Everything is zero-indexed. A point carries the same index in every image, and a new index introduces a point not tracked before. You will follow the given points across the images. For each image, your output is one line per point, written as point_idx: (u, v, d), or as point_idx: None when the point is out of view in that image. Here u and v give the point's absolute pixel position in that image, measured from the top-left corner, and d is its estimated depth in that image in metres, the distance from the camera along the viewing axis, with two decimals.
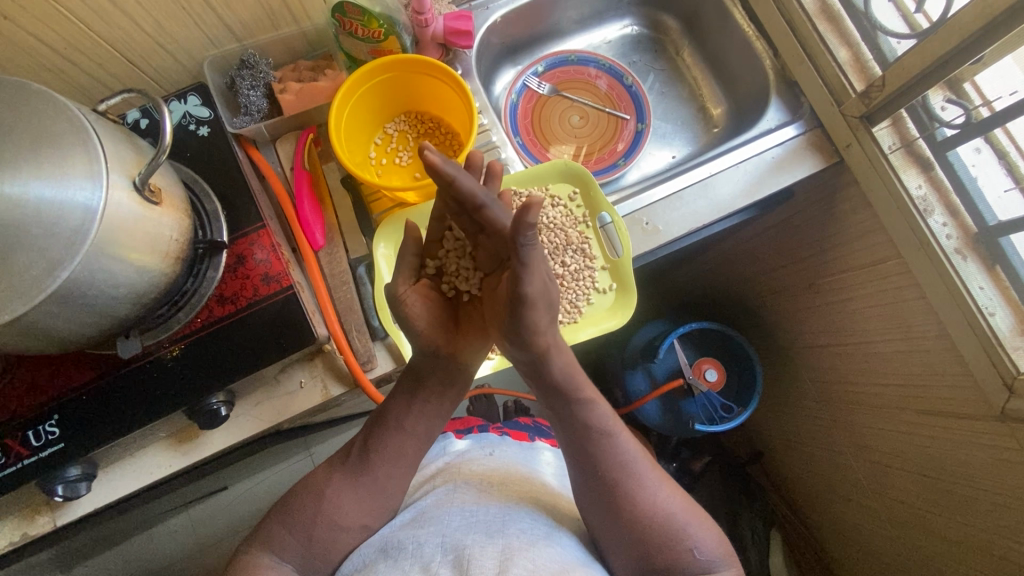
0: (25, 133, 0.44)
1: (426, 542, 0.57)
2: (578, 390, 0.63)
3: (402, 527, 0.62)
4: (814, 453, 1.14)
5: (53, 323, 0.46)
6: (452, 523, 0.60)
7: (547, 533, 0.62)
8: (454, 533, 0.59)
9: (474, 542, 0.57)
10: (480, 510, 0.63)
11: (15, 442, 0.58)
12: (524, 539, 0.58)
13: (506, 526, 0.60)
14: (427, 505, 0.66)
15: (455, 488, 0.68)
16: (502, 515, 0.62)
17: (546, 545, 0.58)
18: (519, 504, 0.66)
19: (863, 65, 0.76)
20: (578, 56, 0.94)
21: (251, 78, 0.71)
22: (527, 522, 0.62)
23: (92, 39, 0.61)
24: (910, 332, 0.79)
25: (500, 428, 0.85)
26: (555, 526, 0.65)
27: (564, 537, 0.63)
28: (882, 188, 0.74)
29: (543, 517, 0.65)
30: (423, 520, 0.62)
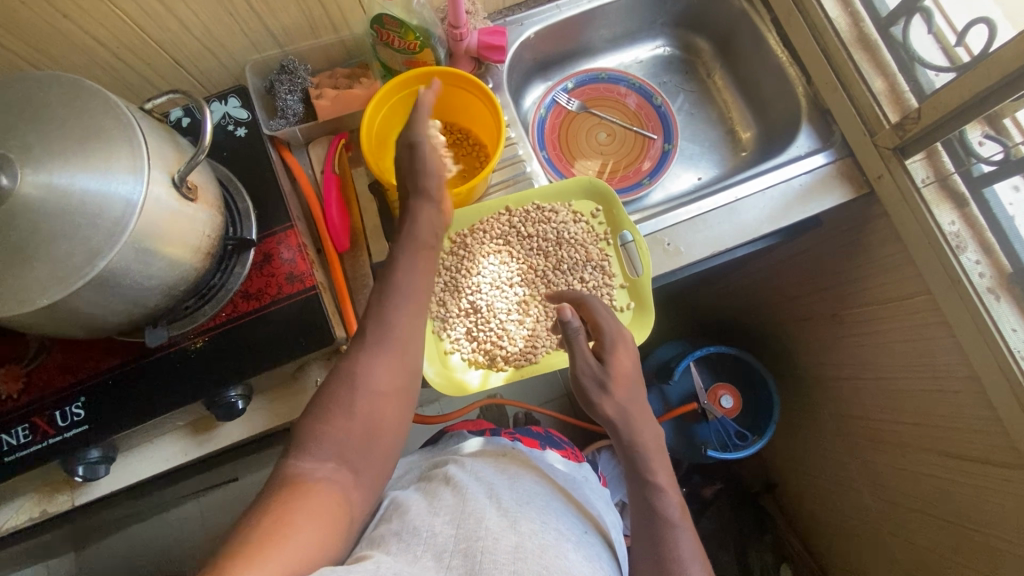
0: (76, 128, 0.46)
1: (439, 532, 0.56)
2: (675, 515, 0.61)
3: (414, 508, 0.61)
4: (830, 488, 1.11)
5: (88, 309, 0.48)
6: (467, 511, 0.59)
7: (559, 534, 0.59)
8: (467, 522, 0.57)
9: (489, 534, 0.55)
10: (493, 501, 0.61)
11: (42, 420, 0.60)
12: (535, 539, 0.55)
13: (519, 520, 0.58)
14: (440, 490, 0.64)
15: (469, 477, 0.66)
16: (515, 508, 0.60)
17: (558, 550, 0.56)
18: (531, 499, 0.64)
19: (899, 96, 0.74)
20: (608, 75, 0.95)
21: (289, 83, 0.73)
22: (538, 516, 0.60)
23: (142, 39, 0.64)
24: (936, 371, 0.77)
25: (512, 433, 0.83)
26: (567, 526, 0.62)
27: (575, 538, 0.60)
28: (913, 221, 0.72)
29: (557, 513, 0.63)
30: (436, 505, 0.60)
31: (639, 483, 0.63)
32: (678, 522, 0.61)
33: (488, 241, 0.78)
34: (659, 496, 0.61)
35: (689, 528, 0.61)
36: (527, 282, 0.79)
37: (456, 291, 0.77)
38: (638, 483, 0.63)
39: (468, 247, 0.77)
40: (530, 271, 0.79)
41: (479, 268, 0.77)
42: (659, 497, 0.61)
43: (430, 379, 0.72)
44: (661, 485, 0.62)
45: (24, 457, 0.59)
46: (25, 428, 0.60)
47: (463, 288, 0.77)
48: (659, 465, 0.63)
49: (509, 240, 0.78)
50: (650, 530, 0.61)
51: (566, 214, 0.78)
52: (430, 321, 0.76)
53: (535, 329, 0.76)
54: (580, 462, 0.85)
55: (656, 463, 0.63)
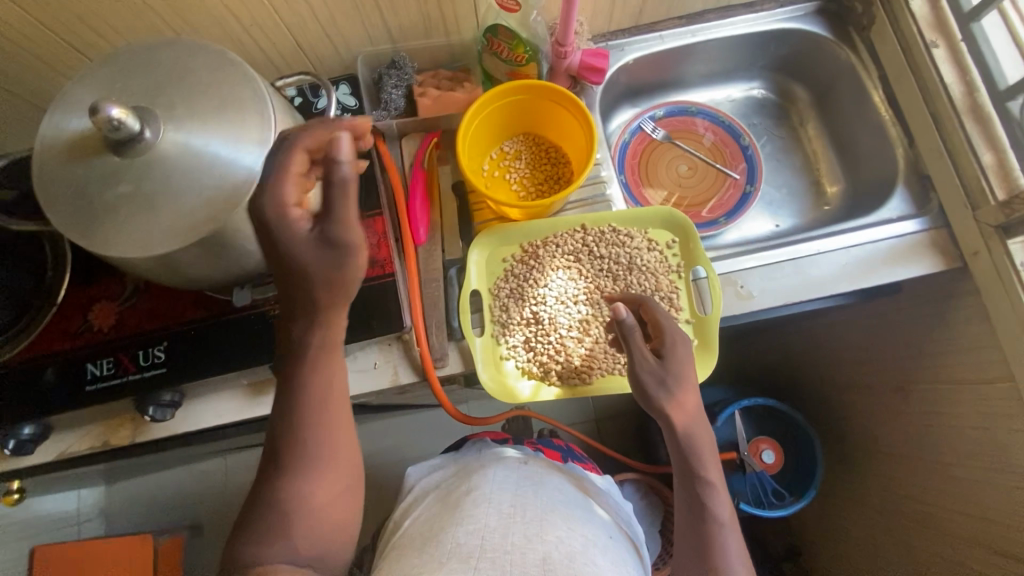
0: (215, 95, 0.50)
1: (464, 542, 0.57)
2: (723, 516, 0.65)
3: (436, 519, 0.63)
4: (863, 568, 1.05)
5: (194, 263, 0.52)
6: (490, 522, 0.60)
7: (584, 545, 0.60)
8: (492, 534, 0.58)
9: (514, 547, 0.57)
10: (517, 512, 0.62)
11: (126, 357, 0.65)
12: (563, 553, 0.57)
13: (545, 531, 0.60)
14: (463, 496, 0.65)
15: (493, 482, 0.67)
16: (540, 517, 0.61)
17: (584, 557, 0.58)
18: (556, 504, 0.65)
19: (1007, 173, 0.71)
20: (697, 109, 0.95)
21: (396, 78, 0.76)
22: (565, 526, 0.61)
23: (275, 21, 0.68)
24: (1008, 465, 0.73)
25: (534, 443, 0.82)
26: (592, 531, 0.63)
27: (601, 544, 0.62)
28: (1005, 305, 0.69)
29: (581, 520, 0.64)
30: (460, 513, 0.62)
31: (689, 484, 0.66)
32: (726, 521, 0.65)
33: (560, 255, 0.78)
34: (709, 499, 0.65)
35: (733, 526, 0.65)
36: (591, 301, 0.79)
37: (520, 299, 0.77)
38: (688, 484, 0.66)
39: (540, 257, 0.78)
40: (596, 292, 0.79)
41: (546, 280, 0.78)
42: (709, 499, 0.65)
43: (483, 380, 0.73)
44: (711, 488, 0.65)
45: (105, 387, 0.64)
46: (110, 361, 0.64)
47: (527, 297, 0.77)
48: (712, 467, 0.66)
49: (580, 256, 0.78)
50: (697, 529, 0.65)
51: (641, 241, 0.78)
52: (490, 325, 0.77)
53: (592, 349, 0.76)
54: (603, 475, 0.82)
55: (709, 466, 0.65)
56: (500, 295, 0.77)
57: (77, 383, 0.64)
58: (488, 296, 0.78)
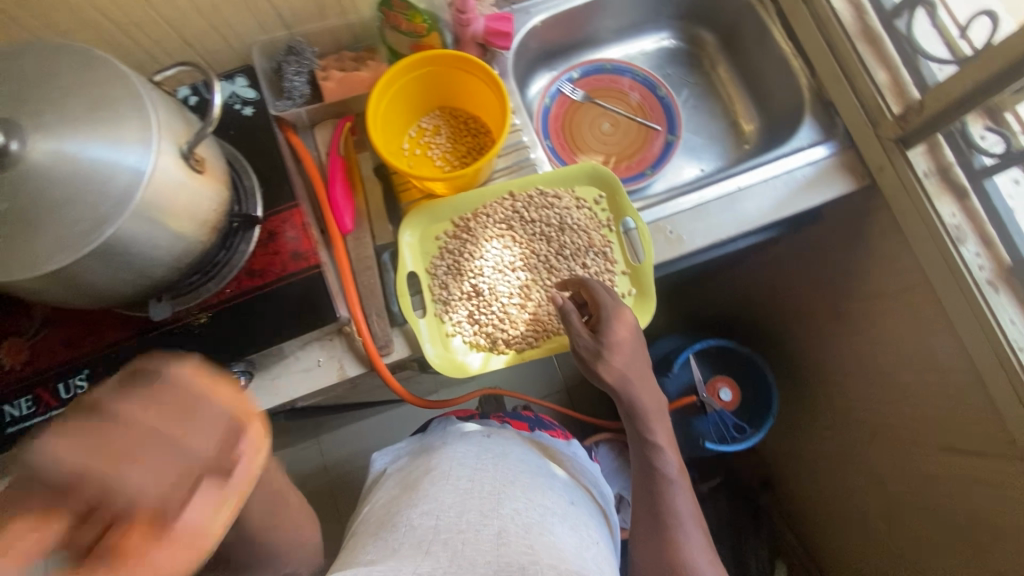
0: (86, 97, 0.47)
1: (420, 523, 0.58)
2: (673, 472, 0.69)
3: (396, 503, 0.64)
4: (828, 484, 1.11)
5: (93, 279, 0.49)
6: (446, 503, 0.60)
7: (542, 514, 0.61)
8: (447, 515, 0.59)
9: (469, 525, 0.57)
10: (474, 489, 0.62)
11: (46, 392, 0.61)
12: (517, 526, 0.58)
13: (502, 507, 0.60)
14: (422, 478, 0.66)
15: (452, 463, 0.67)
16: (498, 494, 0.62)
17: (541, 528, 0.59)
18: (516, 476, 0.65)
19: (902, 89, 0.75)
20: (613, 66, 0.96)
21: (297, 64, 0.74)
22: (523, 499, 0.62)
23: (152, 17, 0.64)
24: (934, 364, 0.78)
25: (501, 417, 0.81)
26: (553, 501, 0.64)
27: (560, 513, 0.63)
28: (913, 213, 0.73)
29: (541, 490, 0.65)
30: (418, 496, 0.63)
31: (640, 445, 0.71)
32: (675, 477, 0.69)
33: (493, 227, 0.78)
34: (658, 458, 0.69)
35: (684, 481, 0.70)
36: (530, 268, 0.79)
37: (459, 276, 0.77)
38: (639, 444, 0.71)
39: (473, 231, 0.77)
40: (532, 258, 0.79)
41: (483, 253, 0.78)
42: (658, 457, 0.69)
43: (431, 358, 0.72)
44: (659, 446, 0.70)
45: (27, 427, 0.60)
46: (29, 399, 0.60)
47: (466, 272, 0.77)
48: (658, 426, 0.71)
49: (514, 227, 0.78)
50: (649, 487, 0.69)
51: (570, 201, 0.79)
52: (432, 304, 0.76)
53: (536, 313, 0.77)
54: (570, 441, 0.81)
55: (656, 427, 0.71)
56: (439, 275, 0.76)
57: None
58: (426, 275, 0.77)
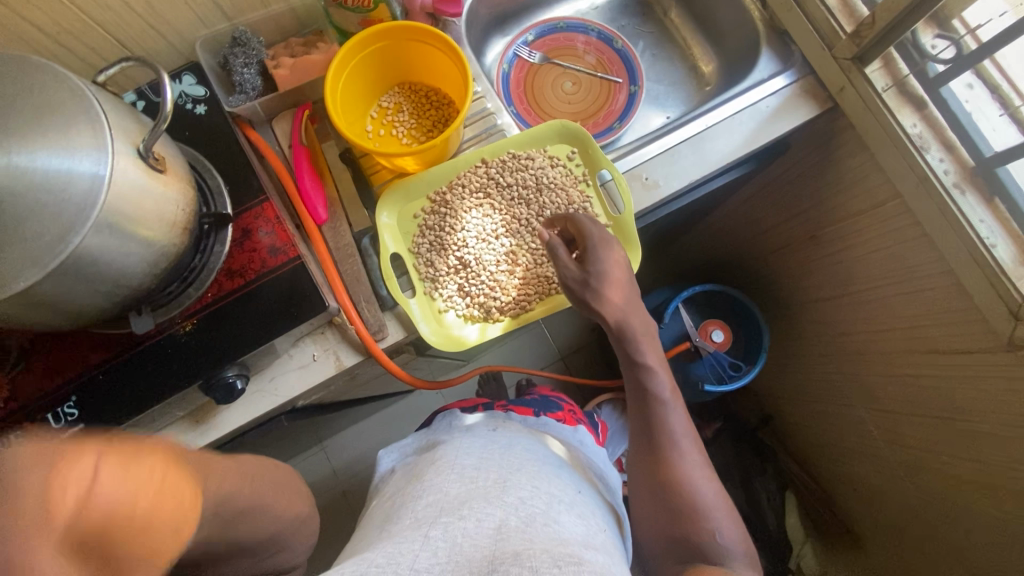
0: (28, 104, 0.44)
1: (422, 515, 0.56)
2: (665, 393, 0.69)
3: (401, 496, 0.62)
4: (825, 408, 1.15)
5: (68, 296, 0.47)
6: (450, 494, 0.58)
7: (548, 503, 0.58)
8: (449, 505, 0.57)
9: (470, 513, 0.55)
10: (478, 479, 0.60)
11: (35, 425, 0.58)
12: (520, 514, 0.55)
13: (505, 494, 0.57)
14: (428, 471, 0.65)
15: (458, 456, 0.65)
16: (502, 482, 0.59)
17: (546, 518, 0.55)
18: (522, 464, 0.63)
19: (852, 7, 0.76)
20: (566, 23, 0.95)
21: (244, 55, 0.71)
22: (528, 488, 0.59)
23: (84, 22, 0.61)
24: (912, 273, 0.81)
25: (505, 405, 0.82)
26: (560, 490, 0.61)
27: (566, 502, 0.60)
28: (877, 129, 0.74)
29: (548, 478, 0.62)
30: (422, 490, 0.61)
31: (633, 370, 0.70)
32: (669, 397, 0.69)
33: (469, 198, 0.78)
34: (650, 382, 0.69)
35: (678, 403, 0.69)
36: (512, 233, 0.79)
37: (442, 250, 0.77)
38: (631, 368, 0.71)
39: (450, 203, 0.77)
40: (513, 223, 0.79)
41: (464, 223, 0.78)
42: (651, 379, 0.69)
43: (426, 335, 0.72)
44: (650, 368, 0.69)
45: None
46: (18, 434, 0.58)
47: (449, 246, 0.77)
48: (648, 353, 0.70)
49: (490, 193, 0.78)
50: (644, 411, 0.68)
51: (544, 160, 0.78)
52: (420, 282, 0.76)
53: (525, 278, 0.78)
54: (578, 428, 0.82)
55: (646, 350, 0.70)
56: (421, 252, 0.76)
57: None
58: (410, 255, 0.77)
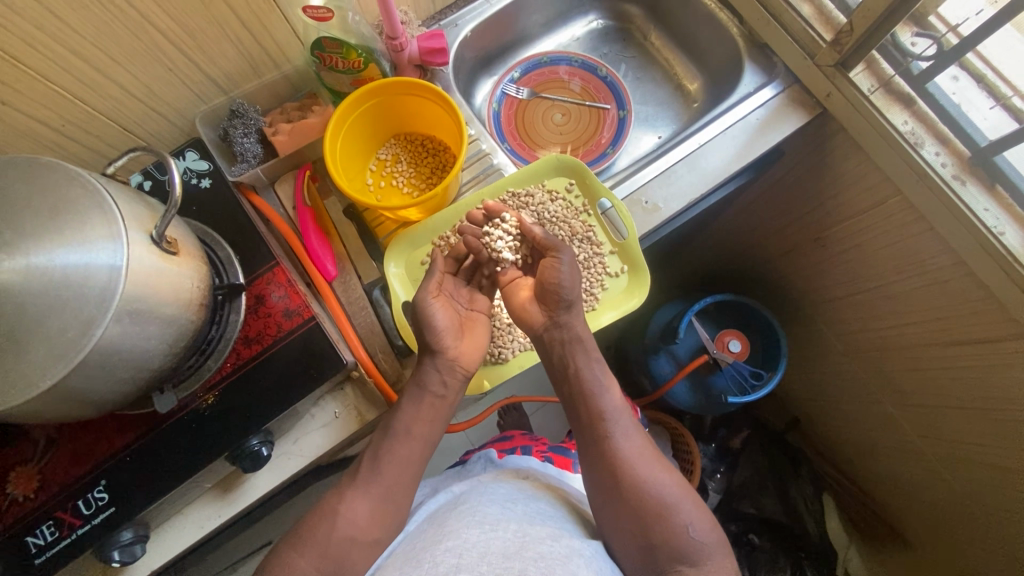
0: (41, 203, 0.45)
1: (442, 561, 0.54)
2: (609, 401, 0.67)
3: (421, 539, 0.60)
4: (853, 405, 1.13)
5: (93, 385, 0.48)
6: (471, 541, 0.56)
7: (567, 556, 0.56)
8: (470, 553, 0.54)
9: (490, 565, 0.52)
10: (500, 528, 0.58)
11: (67, 513, 0.58)
12: (541, 566, 0.53)
13: (526, 548, 0.55)
14: (450, 516, 0.63)
15: (480, 503, 0.63)
16: (522, 535, 0.57)
17: (565, 571, 0.53)
18: (544, 520, 0.62)
19: (828, 16, 0.77)
20: (549, 57, 0.97)
21: (243, 127, 0.72)
22: (548, 542, 0.57)
23: (88, 113, 0.63)
24: (924, 267, 0.80)
25: (542, 451, 0.82)
26: (578, 546, 0.59)
27: (583, 555, 0.58)
28: (870, 130, 0.75)
29: (566, 535, 0.61)
30: (443, 533, 0.59)
31: (571, 393, 0.68)
32: (614, 406, 0.66)
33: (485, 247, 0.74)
34: (591, 397, 0.66)
35: (623, 406, 0.68)
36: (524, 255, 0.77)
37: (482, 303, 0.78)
38: (567, 382, 0.69)
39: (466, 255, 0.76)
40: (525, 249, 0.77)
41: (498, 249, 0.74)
42: (590, 395, 0.67)
43: None
44: (587, 382, 0.67)
45: (55, 554, 0.58)
46: (51, 524, 0.58)
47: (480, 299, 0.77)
48: (584, 361, 0.68)
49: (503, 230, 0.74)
50: (589, 432, 0.66)
51: (543, 195, 0.79)
52: None
53: None
54: None
55: (579, 363, 0.68)
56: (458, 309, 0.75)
57: (22, 563, 0.57)
58: None
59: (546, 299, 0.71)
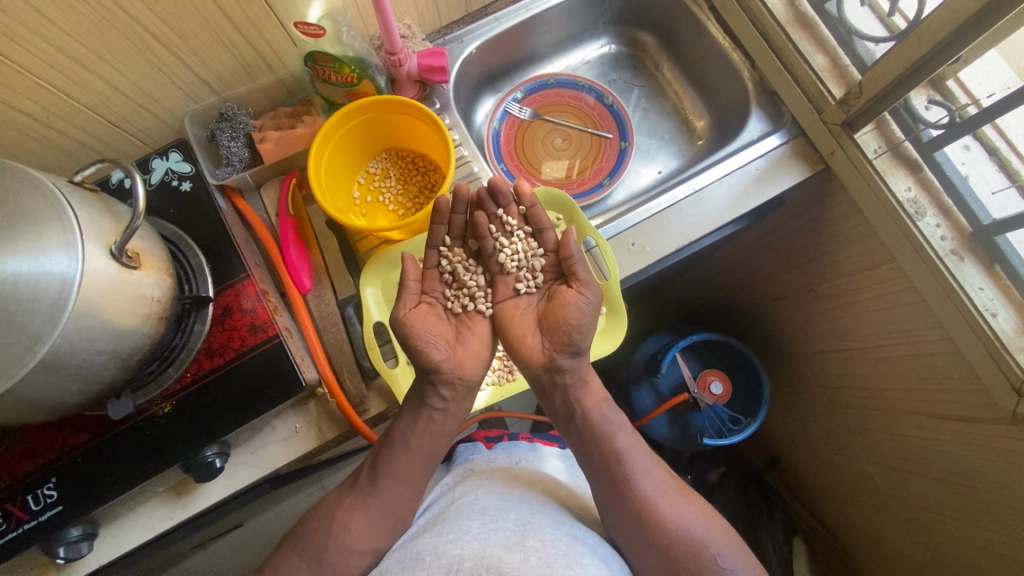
0: (1, 211, 0.45)
1: (444, 555, 0.53)
2: (624, 439, 0.65)
3: (422, 537, 0.59)
4: (831, 458, 1.11)
5: (41, 394, 0.47)
6: (471, 532, 0.56)
7: (569, 545, 0.56)
8: (472, 545, 0.54)
9: (495, 555, 0.52)
10: (500, 522, 0.58)
11: (15, 507, 0.59)
12: (542, 555, 0.53)
13: (526, 538, 0.55)
14: (449, 512, 0.62)
15: (479, 500, 0.63)
16: (522, 526, 0.57)
17: (567, 560, 0.54)
18: (542, 510, 0.63)
19: (842, 70, 0.75)
20: (556, 79, 0.95)
21: (231, 130, 0.71)
22: (549, 532, 0.57)
23: (74, 108, 0.62)
24: (912, 336, 0.78)
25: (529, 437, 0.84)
26: (580, 539, 0.59)
27: (586, 546, 0.58)
28: (870, 194, 0.73)
29: (568, 527, 0.61)
30: (443, 529, 0.58)
31: (580, 435, 0.66)
32: (628, 444, 0.65)
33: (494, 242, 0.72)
34: (606, 440, 0.64)
35: (637, 441, 0.66)
36: (547, 280, 0.74)
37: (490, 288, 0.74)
38: (579, 425, 0.66)
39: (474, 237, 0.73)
40: (550, 268, 0.73)
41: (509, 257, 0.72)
42: (604, 437, 0.64)
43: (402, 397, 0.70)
44: (600, 423, 0.65)
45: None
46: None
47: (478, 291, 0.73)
48: (592, 403, 0.66)
49: (513, 225, 0.72)
50: (606, 476, 0.63)
51: None
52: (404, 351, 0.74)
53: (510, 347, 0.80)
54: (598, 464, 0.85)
55: (586, 405, 0.66)
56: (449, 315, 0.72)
57: None
58: None
59: (554, 336, 0.67)
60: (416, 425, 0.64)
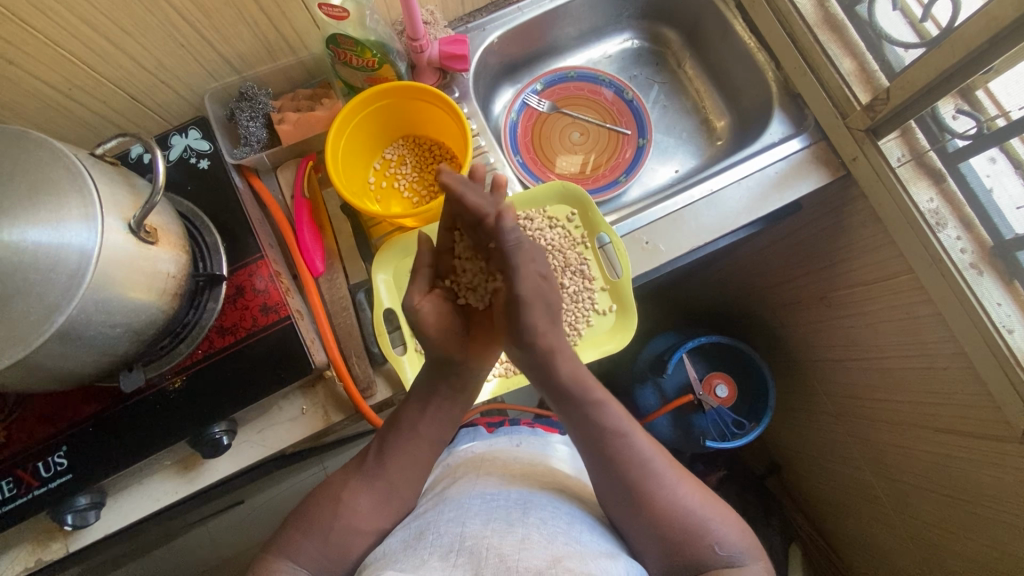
0: (24, 180, 0.45)
1: (446, 531, 0.54)
2: (623, 424, 0.64)
3: (424, 514, 0.60)
4: (834, 466, 1.11)
5: (54, 364, 0.48)
6: (474, 509, 0.57)
7: (569, 524, 0.58)
8: (474, 522, 0.55)
9: (495, 531, 0.53)
10: (501, 501, 0.59)
11: (26, 473, 0.60)
12: (543, 532, 0.54)
13: (527, 515, 0.57)
14: (450, 491, 0.64)
15: (478, 482, 0.64)
16: (523, 504, 0.59)
17: (567, 537, 0.55)
18: (540, 492, 0.63)
19: (868, 75, 0.74)
20: (577, 73, 0.94)
21: (250, 110, 0.72)
22: (548, 510, 0.59)
23: (96, 80, 0.62)
24: (925, 349, 0.77)
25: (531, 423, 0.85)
26: (580, 517, 0.61)
27: (585, 524, 0.60)
28: (889, 202, 0.71)
29: (567, 506, 0.63)
30: (443, 507, 0.59)
31: (581, 423, 0.65)
32: (627, 430, 0.64)
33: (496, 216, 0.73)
34: (605, 425, 0.64)
35: (641, 429, 0.66)
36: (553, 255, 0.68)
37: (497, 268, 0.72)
38: (572, 411, 0.65)
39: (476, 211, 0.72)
40: None
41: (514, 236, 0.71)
42: (603, 422, 0.64)
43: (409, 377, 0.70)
44: (597, 409, 0.64)
45: (9, 511, 0.59)
46: (9, 482, 0.59)
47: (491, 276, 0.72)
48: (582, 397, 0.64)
49: None
50: (606, 461, 0.63)
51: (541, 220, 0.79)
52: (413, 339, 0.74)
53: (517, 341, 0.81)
54: None
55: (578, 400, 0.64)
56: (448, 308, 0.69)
57: None
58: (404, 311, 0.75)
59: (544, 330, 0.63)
60: (416, 421, 0.64)
